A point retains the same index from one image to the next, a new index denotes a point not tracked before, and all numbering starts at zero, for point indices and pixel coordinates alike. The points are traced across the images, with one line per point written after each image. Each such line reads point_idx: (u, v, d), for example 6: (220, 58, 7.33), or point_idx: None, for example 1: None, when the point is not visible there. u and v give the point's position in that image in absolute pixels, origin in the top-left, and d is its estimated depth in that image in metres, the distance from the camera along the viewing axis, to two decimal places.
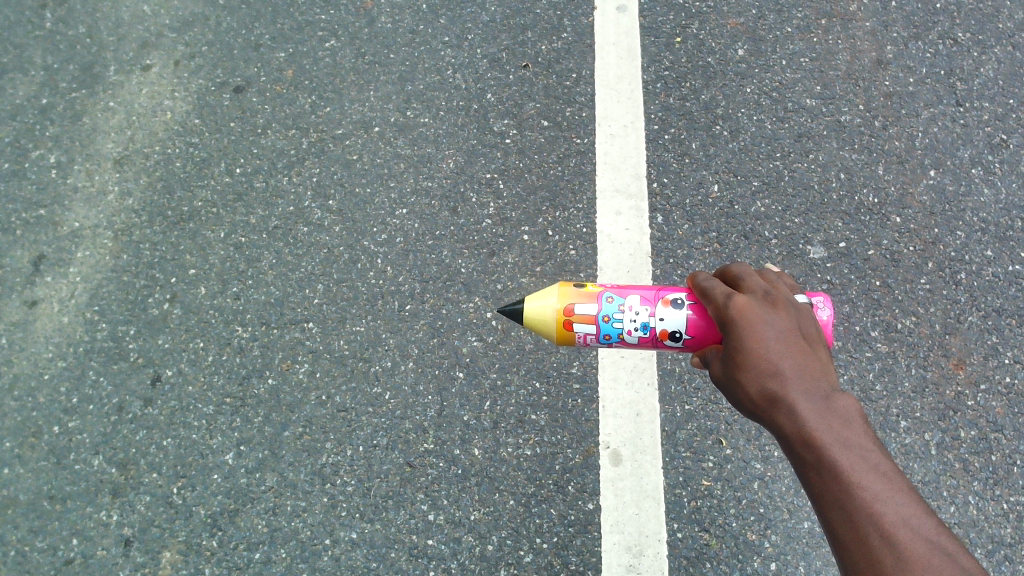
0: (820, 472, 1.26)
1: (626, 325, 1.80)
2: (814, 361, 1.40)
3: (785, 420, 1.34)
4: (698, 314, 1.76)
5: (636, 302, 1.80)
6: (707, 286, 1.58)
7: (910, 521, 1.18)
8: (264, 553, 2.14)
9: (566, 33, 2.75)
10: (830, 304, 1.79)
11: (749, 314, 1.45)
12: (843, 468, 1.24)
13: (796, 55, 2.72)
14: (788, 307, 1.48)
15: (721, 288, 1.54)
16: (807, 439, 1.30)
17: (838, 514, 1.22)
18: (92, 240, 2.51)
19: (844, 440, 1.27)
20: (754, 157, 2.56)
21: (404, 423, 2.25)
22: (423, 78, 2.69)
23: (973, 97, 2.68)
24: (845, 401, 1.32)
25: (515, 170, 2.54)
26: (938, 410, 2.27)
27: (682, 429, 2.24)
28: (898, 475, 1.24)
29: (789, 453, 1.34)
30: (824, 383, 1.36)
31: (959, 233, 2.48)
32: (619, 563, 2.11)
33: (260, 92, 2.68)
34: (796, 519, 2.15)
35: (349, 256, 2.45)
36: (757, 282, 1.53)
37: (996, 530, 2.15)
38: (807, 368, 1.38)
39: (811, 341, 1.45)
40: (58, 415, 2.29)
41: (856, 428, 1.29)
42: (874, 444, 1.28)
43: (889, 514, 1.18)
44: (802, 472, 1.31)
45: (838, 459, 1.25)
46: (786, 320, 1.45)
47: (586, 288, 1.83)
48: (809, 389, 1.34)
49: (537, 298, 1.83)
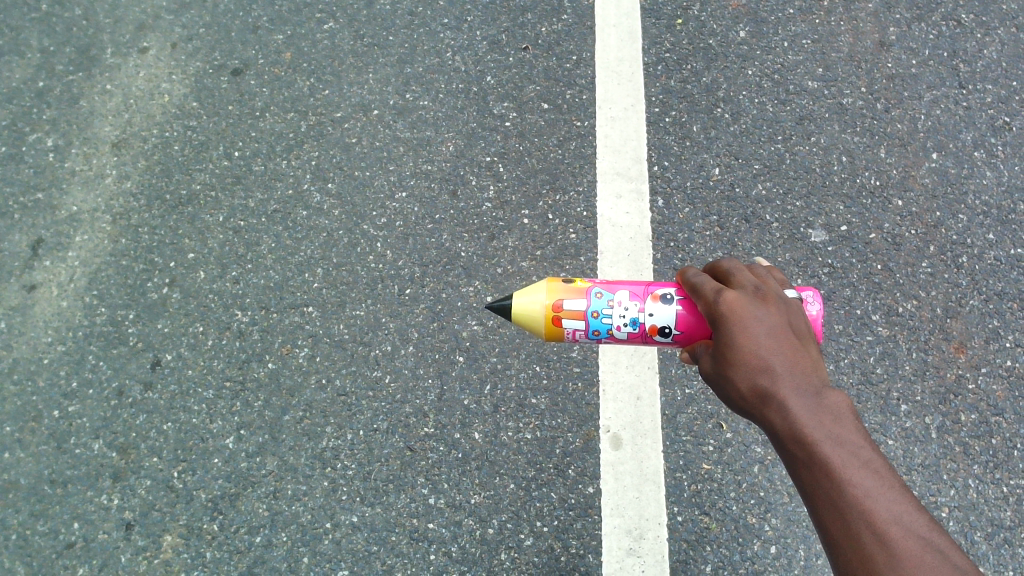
0: (812, 470, 1.26)
1: (615, 321, 1.79)
2: (805, 358, 1.40)
3: (776, 417, 1.34)
4: (688, 310, 1.75)
5: (625, 298, 1.79)
6: (697, 283, 1.56)
7: (902, 517, 1.18)
8: (265, 537, 2.15)
9: (566, 15, 2.72)
10: (820, 299, 1.76)
11: (739, 311, 1.44)
12: (834, 465, 1.24)
13: (799, 37, 2.69)
14: (779, 302, 1.47)
15: (711, 285, 1.53)
16: (798, 437, 1.29)
17: (829, 511, 1.22)
18: (90, 224, 2.50)
19: (836, 437, 1.27)
20: (756, 140, 2.54)
21: (404, 407, 2.25)
22: (422, 61, 2.66)
23: (976, 79, 2.65)
24: (836, 397, 1.31)
25: (515, 153, 2.53)
26: (939, 394, 2.27)
27: (682, 413, 2.23)
28: (889, 471, 1.24)
29: (780, 450, 1.34)
30: (815, 380, 1.35)
31: (961, 217, 2.47)
32: (620, 546, 2.12)
33: (259, 74, 2.66)
34: (796, 503, 2.16)
35: (348, 239, 2.44)
36: (747, 277, 1.52)
37: (996, 513, 2.16)
38: (798, 365, 1.37)
39: (801, 337, 1.45)
40: (58, 400, 2.29)
41: (847, 424, 1.28)
42: (865, 441, 1.27)
43: (880, 511, 1.18)
44: (793, 469, 1.30)
45: (829, 456, 1.25)
46: (777, 315, 1.44)
47: (575, 284, 1.82)
48: (801, 386, 1.34)
49: (526, 294, 1.82)
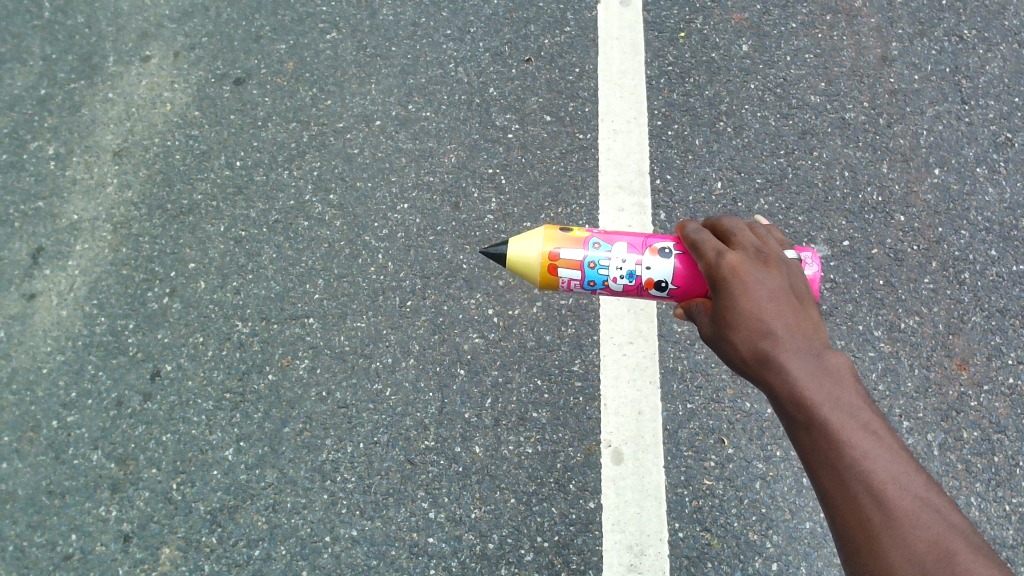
0: (811, 432, 1.28)
1: (612, 272, 1.80)
2: (806, 320, 1.41)
3: (776, 380, 1.35)
4: (685, 265, 1.77)
5: (623, 250, 1.80)
6: (697, 241, 1.56)
7: (899, 477, 1.19)
8: (264, 550, 2.13)
9: (570, 27, 2.73)
10: (819, 260, 1.77)
11: (740, 273, 1.45)
12: (833, 426, 1.26)
13: (801, 51, 2.70)
14: (779, 263, 1.48)
15: (711, 243, 1.53)
16: (798, 399, 1.31)
17: (827, 472, 1.24)
18: (91, 233, 2.49)
19: (835, 399, 1.28)
20: (758, 154, 2.55)
21: (404, 420, 2.24)
22: (425, 72, 2.66)
23: (978, 95, 2.66)
24: (836, 359, 1.33)
25: (517, 165, 2.52)
26: (941, 411, 2.26)
27: (683, 428, 2.23)
28: (888, 432, 1.25)
29: (780, 412, 1.35)
30: (816, 343, 1.36)
31: (964, 233, 2.47)
32: (621, 562, 2.11)
33: (261, 84, 2.66)
34: (798, 520, 2.15)
35: (349, 250, 2.43)
36: (748, 237, 1.52)
37: (998, 531, 2.15)
38: (799, 327, 1.39)
39: (801, 298, 1.46)
40: (57, 410, 2.28)
41: (847, 386, 1.30)
42: (865, 402, 1.29)
43: (878, 472, 1.20)
44: (793, 431, 1.32)
45: (828, 418, 1.27)
46: (777, 278, 1.45)
47: (573, 233, 1.82)
48: (801, 348, 1.35)
49: (523, 241, 1.82)
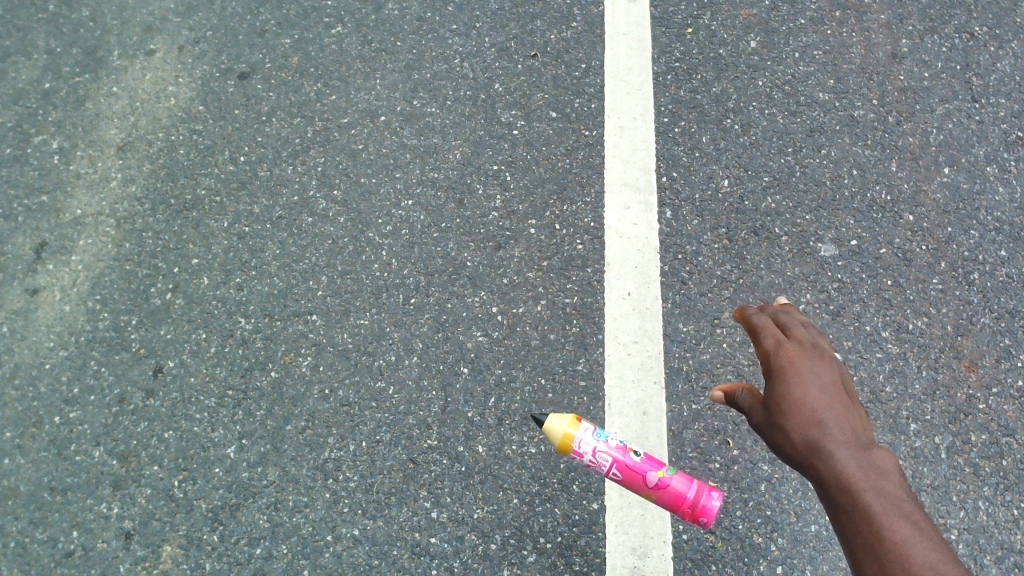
0: (852, 516, 1.24)
1: None
2: (857, 416, 1.39)
3: (824, 470, 1.33)
4: None
5: None
6: (756, 325, 1.55)
7: (938, 565, 1.12)
8: (266, 548, 2.13)
9: (576, 23, 2.70)
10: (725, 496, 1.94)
11: (797, 362, 1.45)
12: (875, 512, 1.22)
13: (810, 47, 2.66)
14: (836, 361, 1.48)
15: (771, 332, 1.53)
16: (843, 485, 1.28)
17: (867, 556, 1.19)
18: (94, 228, 2.48)
19: (880, 488, 1.25)
20: (765, 152, 2.52)
21: (407, 418, 2.23)
22: (430, 67, 2.64)
23: (989, 93, 2.63)
24: (884, 454, 1.30)
25: (522, 162, 2.50)
26: (949, 413, 2.24)
27: (688, 429, 2.21)
28: (932, 528, 1.19)
29: (826, 503, 1.32)
30: (866, 439, 1.34)
31: (973, 233, 2.44)
32: (624, 564, 2.10)
33: (265, 78, 2.64)
34: (803, 523, 2.13)
35: (353, 247, 2.42)
36: (810, 332, 1.52)
37: (1006, 536, 2.13)
38: (849, 422, 1.37)
39: (855, 399, 1.44)
40: (60, 406, 2.28)
41: (892, 479, 1.26)
42: (911, 497, 1.24)
43: (917, 556, 1.14)
44: (835, 518, 1.28)
45: (871, 504, 1.23)
46: (834, 372, 1.44)
47: None
48: (851, 442, 1.34)
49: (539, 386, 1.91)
